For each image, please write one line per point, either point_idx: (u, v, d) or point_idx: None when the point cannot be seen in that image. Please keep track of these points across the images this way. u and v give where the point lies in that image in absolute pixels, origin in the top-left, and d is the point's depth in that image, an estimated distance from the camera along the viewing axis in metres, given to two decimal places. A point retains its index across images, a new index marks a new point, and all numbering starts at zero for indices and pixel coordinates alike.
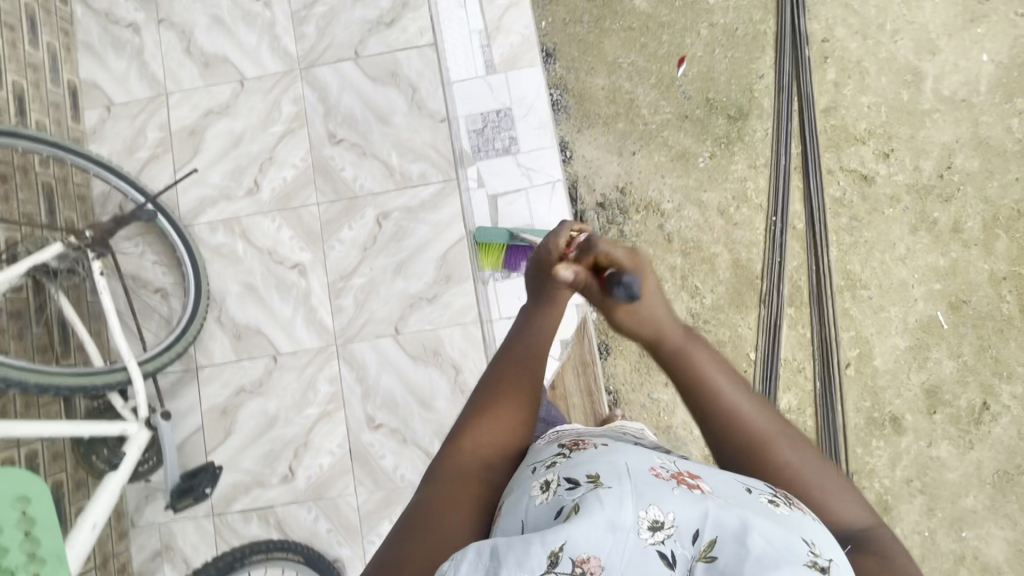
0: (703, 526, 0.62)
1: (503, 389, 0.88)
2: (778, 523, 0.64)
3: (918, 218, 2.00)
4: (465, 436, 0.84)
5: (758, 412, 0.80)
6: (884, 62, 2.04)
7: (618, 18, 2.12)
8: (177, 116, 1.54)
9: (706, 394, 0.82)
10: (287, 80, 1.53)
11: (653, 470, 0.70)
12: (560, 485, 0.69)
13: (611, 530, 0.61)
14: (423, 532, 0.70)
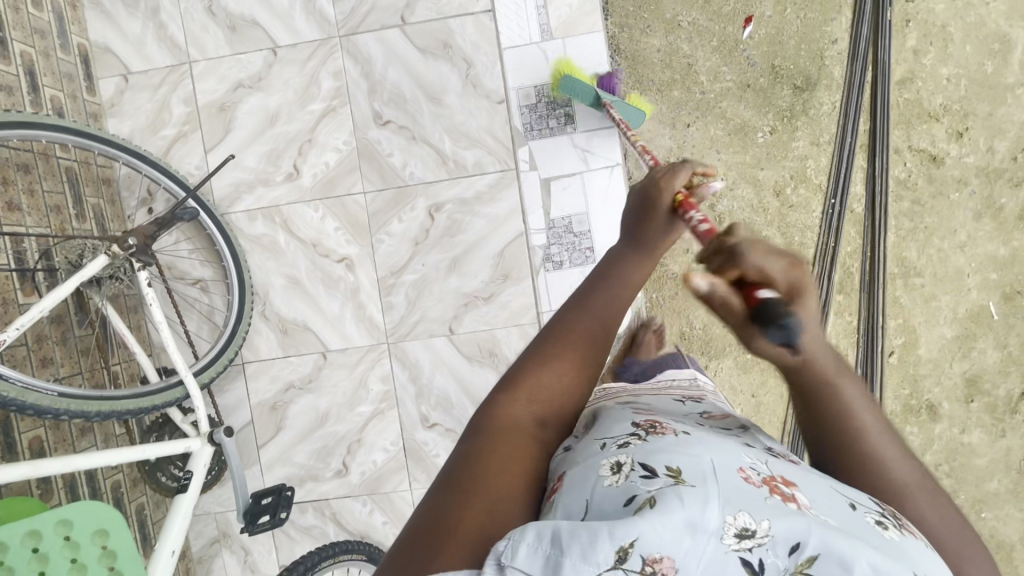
0: (808, 540, 0.45)
1: (579, 340, 0.67)
2: (893, 555, 0.45)
3: (984, 205, 1.75)
4: (527, 380, 0.64)
5: (900, 457, 0.55)
6: (972, 26, 1.73)
7: None
8: (204, 88, 1.39)
9: (841, 415, 0.56)
10: (323, 51, 1.36)
11: (743, 467, 0.51)
12: (633, 469, 0.51)
13: (690, 530, 0.45)
14: (478, 491, 0.51)
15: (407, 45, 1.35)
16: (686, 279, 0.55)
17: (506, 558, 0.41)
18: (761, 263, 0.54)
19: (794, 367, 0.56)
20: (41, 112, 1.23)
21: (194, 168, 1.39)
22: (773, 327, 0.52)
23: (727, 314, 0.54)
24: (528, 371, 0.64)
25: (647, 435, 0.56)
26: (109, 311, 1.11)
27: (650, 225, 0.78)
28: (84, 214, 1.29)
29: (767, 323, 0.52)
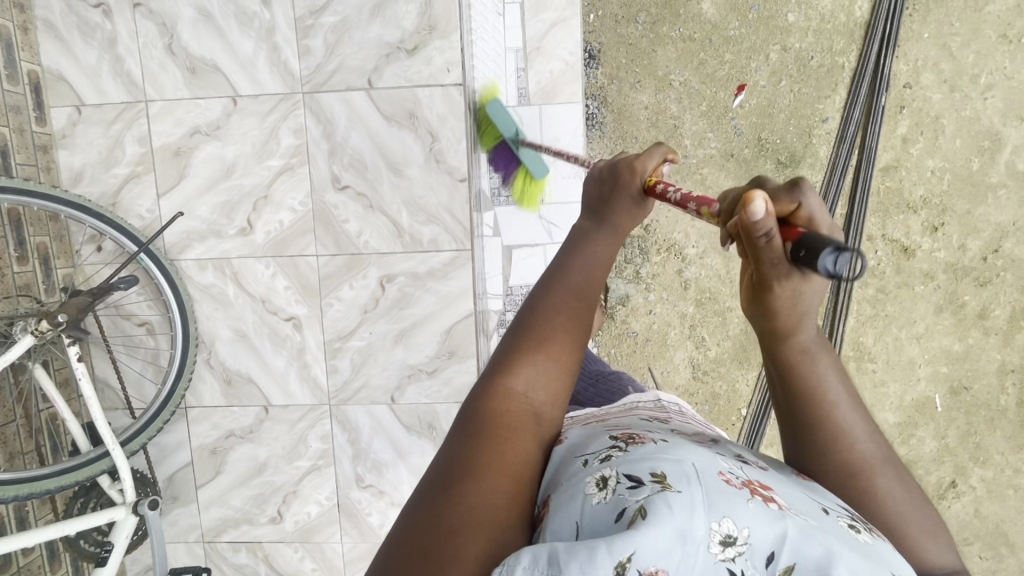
0: (785, 548, 0.45)
1: (559, 320, 0.59)
2: (867, 558, 0.45)
3: (947, 299, 1.95)
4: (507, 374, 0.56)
5: (863, 429, 0.55)
6: (964, 121, 1.85)
7: (678, 24, 1.84)
8: (160, 129, 1.34)
9: (811, 396, 0.55)
10: (285, 105, 1.31)
11: (723, 470, 0.51)
12: (619, 482, 0.49)
13: (680, 540, 0.44)
14: (477, 511, 0.46)
15: (372, 109, 1.31)
16: (744, 197, 0.48)
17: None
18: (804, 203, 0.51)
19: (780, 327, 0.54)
20: None
21: (145, 212, 1.36)
22: (844, 254, 0.45)
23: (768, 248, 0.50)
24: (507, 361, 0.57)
25: (627, 446, 0.55)
26: (40, 374, 1.10)
27: (615, 201, 0.68)
28: (27, 256, 1.27)
29: (833, 251, 0.46)
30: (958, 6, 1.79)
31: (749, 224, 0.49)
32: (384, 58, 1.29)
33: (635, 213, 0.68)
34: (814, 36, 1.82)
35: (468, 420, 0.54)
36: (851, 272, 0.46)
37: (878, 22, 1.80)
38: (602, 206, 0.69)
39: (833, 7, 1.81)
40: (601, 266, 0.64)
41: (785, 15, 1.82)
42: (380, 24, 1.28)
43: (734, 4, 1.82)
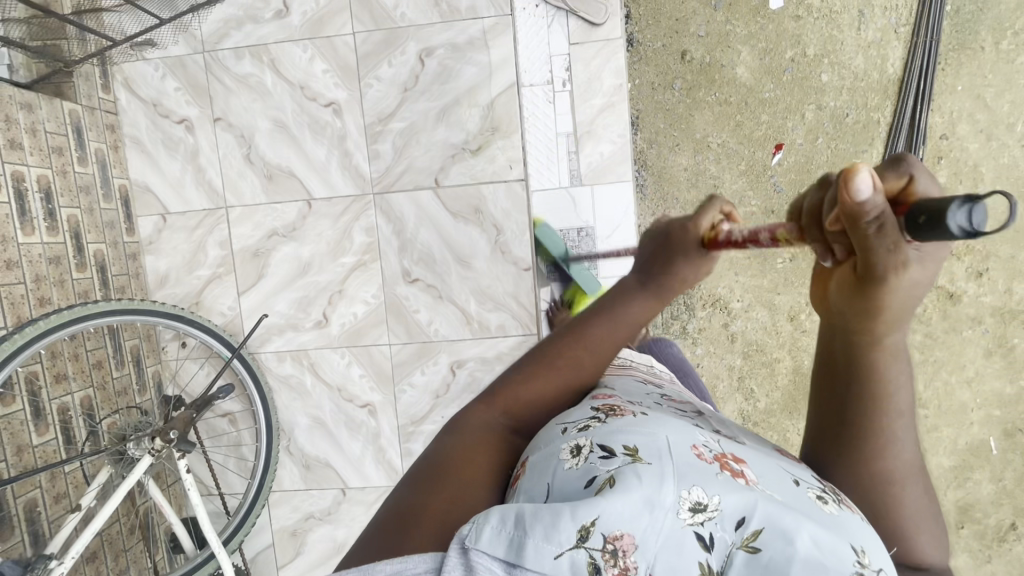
0: (756, 514, 0.46)
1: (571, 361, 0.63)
2: (835, 529, 0.45)
3: (995, 342, 1.96)
4: (508, 390, 0.64)
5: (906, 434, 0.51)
6: (1003, 169, 1.88)
7: (715, 89, 1.90)
8: (239, 233, 1.42)
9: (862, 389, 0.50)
10: (357, 206, 1.39)
11: (698, 443, 0.52)
12: (591, 450, 0.51)
13: (648, 508, 0.45)
14: (451, 489, 0.53)
15: (439, 205, 1.37)
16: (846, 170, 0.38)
17: (469, 541, 0.44)
18: (915, 179, 0.40)
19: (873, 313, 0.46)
20: (85, 272, 1.27)
21: (226, 309, 1.44)
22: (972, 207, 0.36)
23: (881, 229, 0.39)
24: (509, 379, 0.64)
25: (607, 416, 0.56)
26: (150, 485, 1.17)
27: (673, 260, 0.63)
28: (124, 360, 1.34)
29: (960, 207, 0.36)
30: (990, 59, 1.83)
31: (853, 207, 0.38)
32: (450, 158, 1.36)
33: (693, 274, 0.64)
34: (849, 94, 1.87)
35: (462, 421, 0.62)
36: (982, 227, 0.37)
37: (911, 79, 1.84)
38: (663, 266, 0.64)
39: (866, 66, 1.86)
40: (637, 324, 0.65)
41: (818, 75, 1.87)
42: (445, 127, 1.35)
43: (767, 68, 1.88)
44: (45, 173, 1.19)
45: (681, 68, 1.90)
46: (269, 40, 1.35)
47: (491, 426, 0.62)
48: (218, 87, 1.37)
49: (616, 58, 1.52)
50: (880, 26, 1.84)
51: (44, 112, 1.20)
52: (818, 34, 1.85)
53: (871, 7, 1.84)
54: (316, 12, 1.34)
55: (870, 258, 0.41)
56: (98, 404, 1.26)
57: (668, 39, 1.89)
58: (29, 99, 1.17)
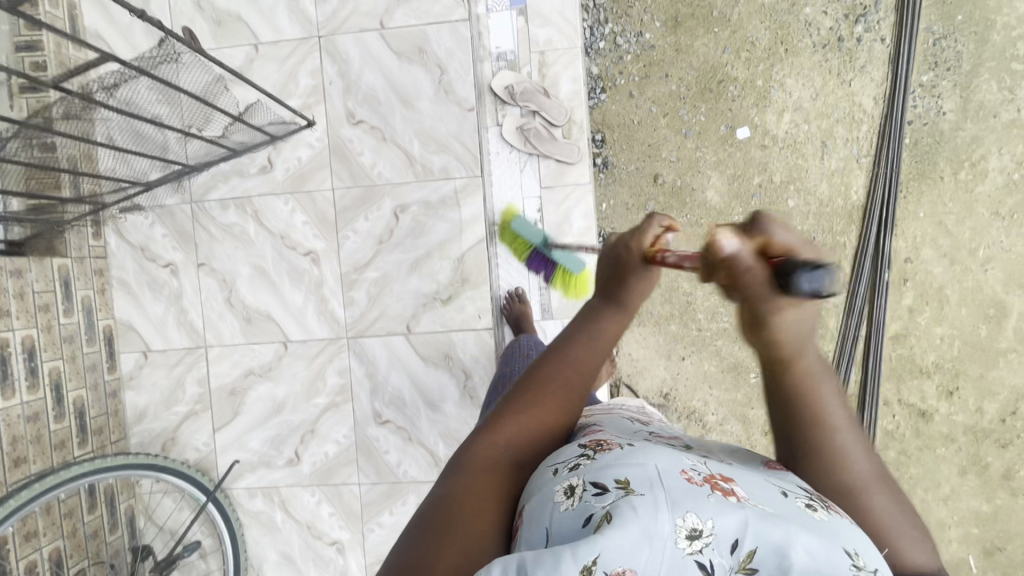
0: (746, 534, 0.47)
1: (555, 382, 0.66)
2: (824, 537, 0.47)
3: (1002, 475, 1.72)
4: (503, 419, 0.63)
5: (860, 452, 0.55)
6: (968, 291, 1.71)
7: (687, 210, 1.76)
8: (217, 370, 1.46)
9: (811, 419, 0.55)
10: (331, 348, 1.44)
11: (685, 468, 0.53)
12: (585, 488, 0.51)
13: (647, 539, 0.46)
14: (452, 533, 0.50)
15: (413, 351, 1.43)
16: (712, 237, 0.56)
17: None
18: (774, 235, 0.54)
19: (780, 356, 0.54)
20: (62, 422, 1.31)
21: (201, 445, 1.47)
22: (818, 271, 0.50)
23: (751, 279, 0.53)
24: (502, 411, 0.64)
25: (595, 452, 0.56)
26: None
27: (625, 277, 0.71)
28: (95, 503, 1.36)
29: (805, 274, 0.50)
30: (949, 188, 1.68)
31: (728, 259, 0.54)
32: (422, 307, 1.42)
33: (646, 287, 0.72)
34: (815, 218, 1.77)
35: (458, 460, 0.60)
36: (828, 288, 0.50)
37: (875, 204, 1.72)
38: (618, 279, 0.72)
39: (831, 192, 1.75)
40: (610, 341, 0.70)
41: (788, 201, 1.76)
42: (417, 276, 1.41)
43: (736, 192, 1.78)
44: (30, 332, 1.25)
45: (653, 191, 1.79)
46: (253, 193, 1.43)
47: (491, 460, 0.59)
48: (203, 235, 1.44)
49: (584, 201, 1.59)
50: (842, 155, 1.74)
51: (33, 274, 1.27)
52: (784, 161, 1.76)
53: (834, 138, 1.74)
54: (298, 168, 1.42)
55: (754, 308, 0.53)
56: (68, 554, 1.28)
57: (642, 162, 1.78)
58: (20, 264, 1.24)
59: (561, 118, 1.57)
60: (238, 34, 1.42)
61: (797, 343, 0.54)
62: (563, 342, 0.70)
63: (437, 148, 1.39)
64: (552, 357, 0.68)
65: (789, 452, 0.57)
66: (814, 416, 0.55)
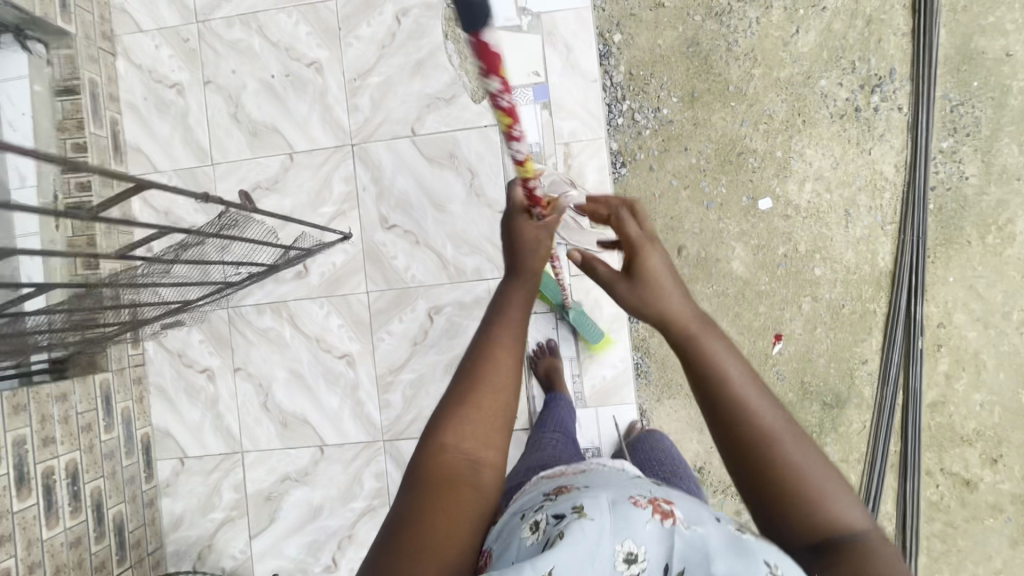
0: (676, 557, 0.70)
1: (489, 377, 0.90)
2: (744, 553, 0.67)
3: (1019, 531, 1.94)
4: (456, 417, 0.87)
5: (766, 404, 0.80)
6: (1004, 355, 1.91)
7: (711, 281, 1.99)
8: (252, 474, 1.47)
9: (714, 376, 0.82)
10: (368, 452, 1.44)
11: (632, 498, 0.78)
12: (546, 523, 0.77)
13: (591, 558, 0.68)
14: (421, 535, 0.76)
15: None
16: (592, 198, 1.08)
17: None
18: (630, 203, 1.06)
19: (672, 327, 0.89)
20: (102, 540, 1.43)
21: (237, 552, 1.46)
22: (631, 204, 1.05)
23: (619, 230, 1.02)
24: (455, 413, 0.87)
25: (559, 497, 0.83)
26: None
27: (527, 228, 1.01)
28: None
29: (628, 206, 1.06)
30: (978, 252, 1.89)
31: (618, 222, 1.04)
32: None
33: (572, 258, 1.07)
34: (843, 286, 1.95)
35: (426, 463, 0.84)
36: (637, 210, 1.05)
37: (903, 272, 1.91)
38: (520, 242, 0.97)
39: (857, 259, 1.94)
40: (523, 319, 0.95)
41: (811, 269, 1.95)
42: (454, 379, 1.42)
43: (761, 262, 1.97)
44: (74, 454, 1.40)
45: (678, 263, 1.99)
46: (289, 297, 1.48)
47: (450, 454, 0.85)
48: (239, 339, 1.48)
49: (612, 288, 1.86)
50: (868, 223, 1.93)
51: (76, 397, 1.42)
52: (786, 234, 1.95)
53: (857, 207, 1.93)
54: (332, 272, 1.49)
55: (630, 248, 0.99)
56: None
57: (665, 235, 1.99)
58: (66, 388, 1.41)
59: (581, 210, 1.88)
60: (274, 144, 1.67)
61: (665, 281, 0.94)
62: (487, 329, 0.94)
63: (469, 249, 1.48)
64: (482, 345, 0.92)
65: (715, 419, 0.81)
66: (716, 376, 0.82)
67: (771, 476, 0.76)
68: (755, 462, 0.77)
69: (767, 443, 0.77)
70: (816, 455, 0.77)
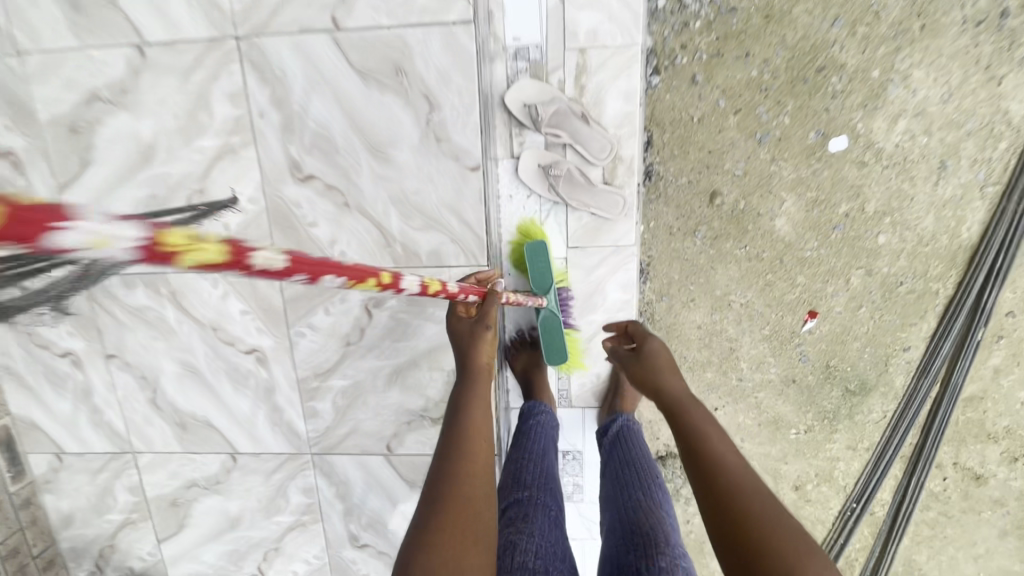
0: None
1: (467, 487, 0.84)
2: None
3: (1014, 524, 1.84)
4: (429, 548, 0.76)
5: (740, 463, 0.99)
6: None
7: (745, 239, 1.56)
8: (149, 478, 1.43)
9: (699, 443, 1.04)
10: (296, 467, 1.40)
11: None
12: None
13: None
14: None
15: (392, 472, 1.38)
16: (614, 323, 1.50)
17: None
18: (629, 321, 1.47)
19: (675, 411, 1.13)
20: None
21: (145, 553, 1.48)
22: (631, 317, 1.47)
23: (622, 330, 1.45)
24: (426, 542, 0.76)
25: None
26: None
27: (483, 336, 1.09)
28: None
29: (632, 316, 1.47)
30: None
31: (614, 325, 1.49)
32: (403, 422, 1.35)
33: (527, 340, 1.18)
34: (908, 260, 1.54)
35: None
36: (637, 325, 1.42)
37: (989, 249, 1.50)
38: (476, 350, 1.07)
39: (935, 228, 1.50)
40: (481, 418, 0.95)
41: (871, 236, 1.53)
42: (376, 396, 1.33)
43: (813, 222, 1.52)
44: None
45: (707, 213, 1.54)
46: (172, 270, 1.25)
47: None
48: (109, 320, 1.31)
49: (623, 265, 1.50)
50: (964, 181, 1.45)
51: None
52: (851, 188, 1.49)
53: (958, 156, 1.44)
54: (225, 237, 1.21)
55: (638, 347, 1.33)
56: None
57: (696, 174, 1.51)
58: None
59: (603, 154, 1.41)
60: (111, 25, 1.37)
61: (673, 382, 1.20)
62: (454, 436, 0.91)
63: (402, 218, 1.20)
64: (451, 454, 0.88)
65: (703, 487, 0.97)
66: (702, 446, 1.03)
67: (753, 527, 0.87)
68: (736, 515, 0.90)
69: (741, 492, 0.93)
70: (791, 523, 0.88)
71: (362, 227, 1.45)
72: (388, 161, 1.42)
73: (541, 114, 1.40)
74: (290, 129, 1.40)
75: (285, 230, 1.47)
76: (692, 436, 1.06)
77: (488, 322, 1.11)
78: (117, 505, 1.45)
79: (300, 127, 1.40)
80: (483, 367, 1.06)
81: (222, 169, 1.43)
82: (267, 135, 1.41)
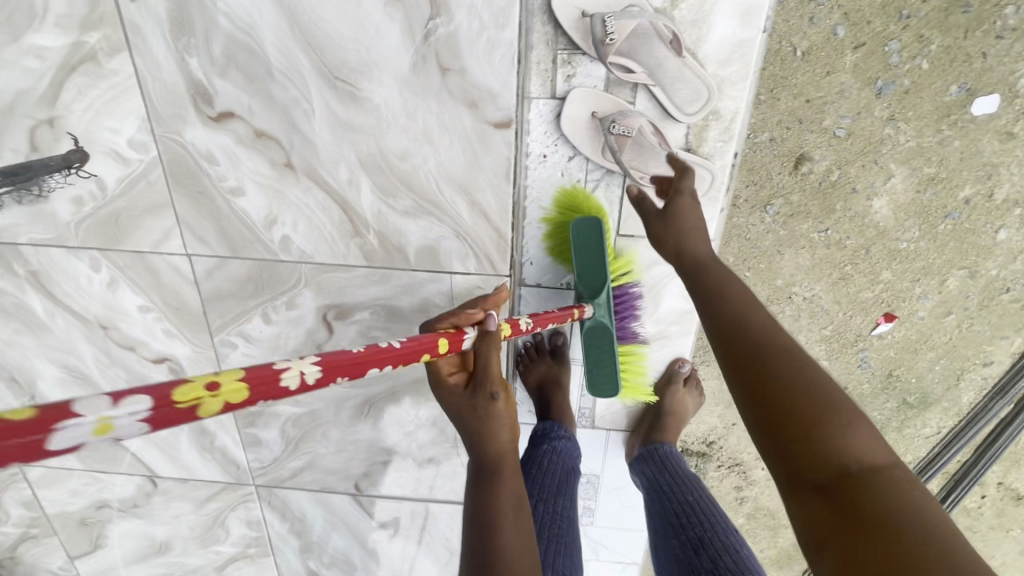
0: None
1: None
2: None
3: None
4: None
5: (768, 318, 0.80)
6: None
7: (828, 221, 1.21)
8: (48, 492, 1.25)
9: (722, 299, 0.85)
10: (238, 500, 1.25)
11: None
12: None
13: None
14: None
15: (355, 511, 1.24)
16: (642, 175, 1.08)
17: None
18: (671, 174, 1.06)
19: (695, 266, 0.93)
20: None
21: (58, 566, 1.33)
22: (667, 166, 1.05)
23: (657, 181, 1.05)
24: None
25: None
26: None
27: (486, 409, 0.80)
28: None
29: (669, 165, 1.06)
30: None
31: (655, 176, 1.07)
32: (364, 459, 1.20)
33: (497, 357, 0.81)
34: None
35: None
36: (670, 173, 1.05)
37: None
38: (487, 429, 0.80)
39: None
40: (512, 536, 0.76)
41: (989, 229, 1.19)
42: (339, 430, 1.18)
43: (922, 207, 1.18)
44: None
45: (787, 182, 1.17)
46: None
47: None
48: None
49: None
50: None
51: None
52: (981, 167, 1.13)
53: None
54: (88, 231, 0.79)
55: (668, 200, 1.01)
56: None
57: (783, 130, 1.13)
58: None
59: (694, 109, 1.08)
60: None
61: (695, 232, 0.95)
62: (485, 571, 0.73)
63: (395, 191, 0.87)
64: None
65: (727, 348, 0.80)
66: (725, 300, 0.85)
67: (789, 389, 0.70)
68: (761, 377, 0.73)
69: (774, 350, 0.75)
70: (830, 384, 0.70)
71: (309, 201, 1.10)
72: (356, 99, 1.03)
73: (616, 34, 1.01)
74: (182, 27, 0.99)
75: (190, 193, 1.09)
76: (719, 294, 0.86)
77: (490, 386, 0.79)
78: (18, 520, 1.28)
79: (203, 26, 0.99)
80: (505, 454, 0.81)
81: (78, 88, 1.02)
82: (146, 34, 0.99)
